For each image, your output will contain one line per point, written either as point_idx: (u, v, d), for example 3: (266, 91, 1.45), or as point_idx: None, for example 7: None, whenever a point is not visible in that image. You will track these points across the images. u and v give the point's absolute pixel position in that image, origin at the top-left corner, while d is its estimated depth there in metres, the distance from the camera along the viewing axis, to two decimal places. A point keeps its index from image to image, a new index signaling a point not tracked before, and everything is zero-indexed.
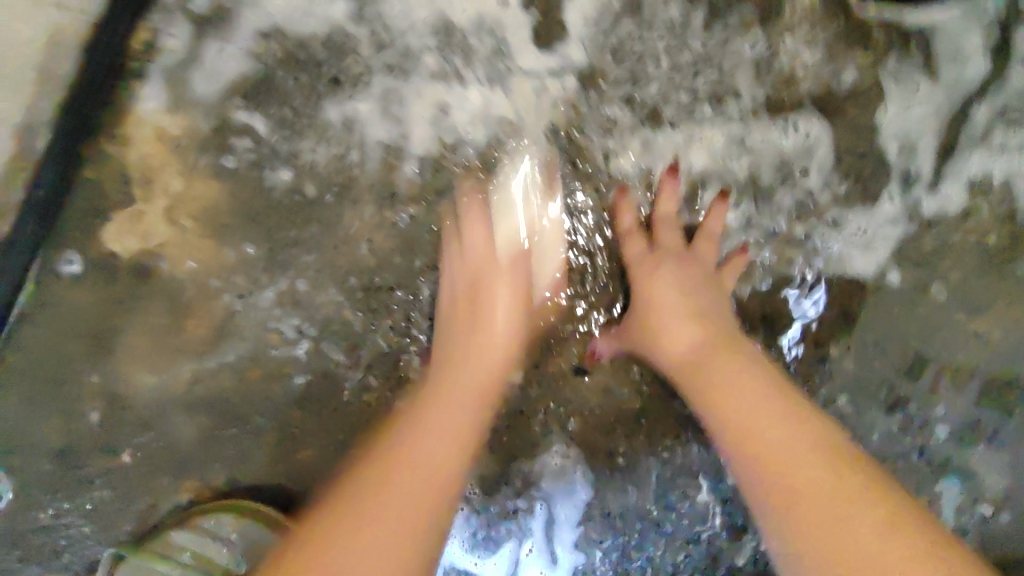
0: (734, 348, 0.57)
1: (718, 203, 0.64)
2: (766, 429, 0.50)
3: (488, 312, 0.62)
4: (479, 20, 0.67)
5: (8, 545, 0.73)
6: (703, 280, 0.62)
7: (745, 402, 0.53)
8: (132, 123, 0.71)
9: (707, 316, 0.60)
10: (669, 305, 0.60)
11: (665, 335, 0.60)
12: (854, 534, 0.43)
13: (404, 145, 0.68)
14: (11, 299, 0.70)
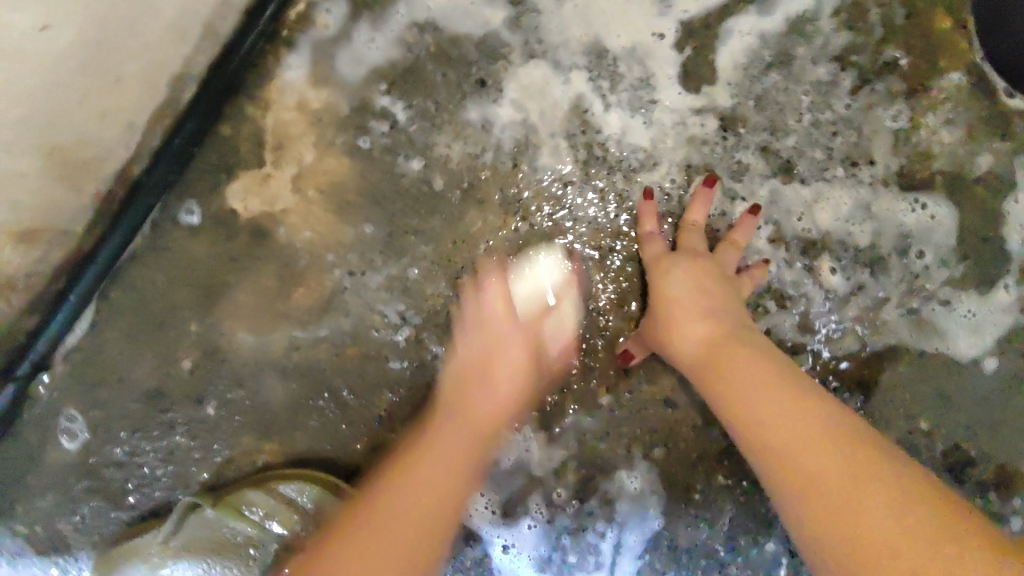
0: (745, 343, 0.58)
1: (748, 215, 0.66)
2: (773, 421, 0.52)
3: (505, 377, 0.62)
4: (631, 47, 0.69)
5: (81, 474, 0.77)
6: (717, 280, 0.64)
7: (752, 396, 0.54)
8: (275, 88, 0.74)
9: (721, 314, 0.61)
10: (685, 305, 0.62)
11: (677, 333, 0.61)
12: (858, 509, 0.44)
13: (537, 154, 0.70)
14: (130, 237, 0.74)
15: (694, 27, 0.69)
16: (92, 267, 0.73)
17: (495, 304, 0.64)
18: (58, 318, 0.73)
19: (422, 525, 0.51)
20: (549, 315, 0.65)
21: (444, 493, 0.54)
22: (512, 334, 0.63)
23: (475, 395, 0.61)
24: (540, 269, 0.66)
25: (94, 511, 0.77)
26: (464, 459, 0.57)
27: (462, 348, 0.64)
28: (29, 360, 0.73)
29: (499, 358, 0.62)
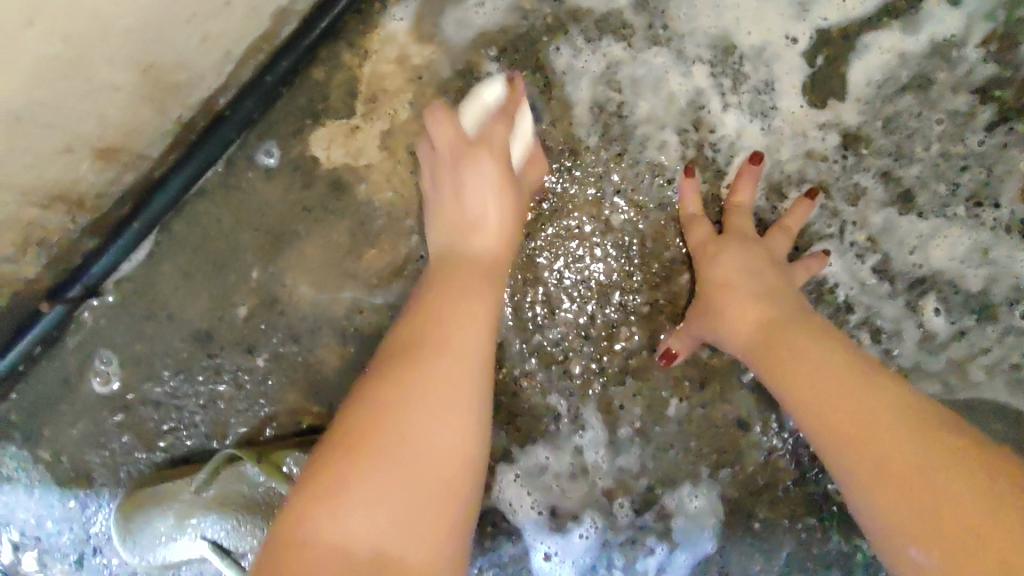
0: (805, 323, 0.54)
1: (805, 201, 0.62)
2: (835, 398, 0.48)
3: (474, 211, 0.59)
4: (760, 48, 0.66)
5: (116, 407, 0.74)
6: (770, 265, 0.60)
7: (815, 374, 0.50)
8: (378, 37, 0.70)
9: (770, 295, 0.57)
10: (735, 286, 0.58)
11: (726, 317, 0.58)
12: (932, 508, 0.41)
13: (643, 146, 0.67)
14: (201, 172, 0.70)
15: (831, 36, 0.65)
16: (160, 195, 0.69)
17: (450, 149, 0.60)
18: (116, 244, 0.70)
19: (448, 419, 0.47)
20: (504, 123, 0.60)
21: (443, 364, 0.49)
22: (485, 167, 0.59)
23: (461, 252, 0.58)
24: (487, 92, 0.61)
25: (123, 447, 0.74)
26: (463, 302, 0.53)
27: (432, 183, 0.62)
28: (80, 284, 0.70)
29: (480, 221, 0.59)
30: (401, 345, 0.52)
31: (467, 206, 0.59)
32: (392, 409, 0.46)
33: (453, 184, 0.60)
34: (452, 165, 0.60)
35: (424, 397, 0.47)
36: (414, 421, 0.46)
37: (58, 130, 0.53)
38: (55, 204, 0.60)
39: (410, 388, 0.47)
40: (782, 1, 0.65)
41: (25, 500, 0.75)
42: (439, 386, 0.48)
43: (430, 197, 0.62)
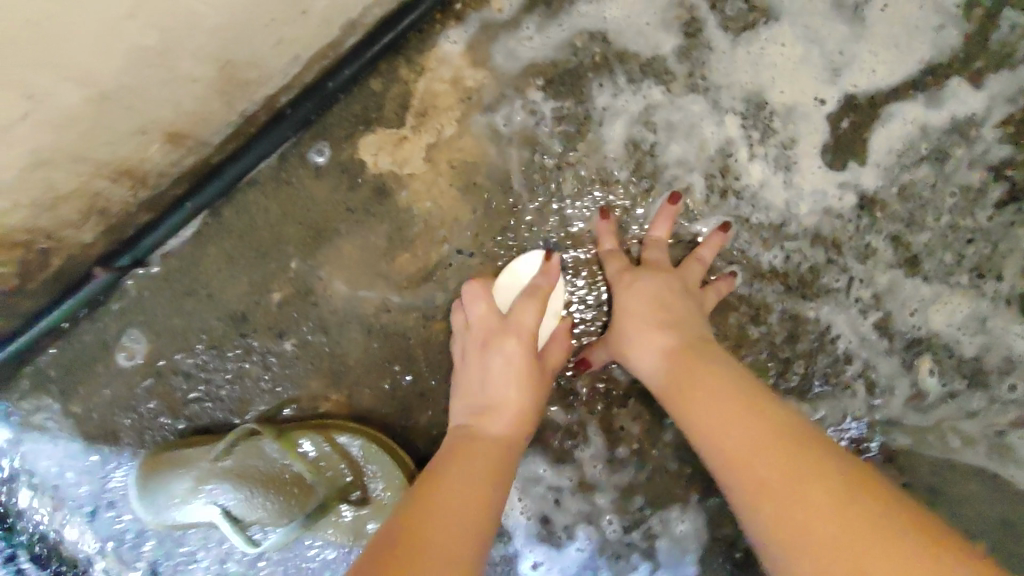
0: (702, 352, 0.60)
1: (717, 233, 0.67)
2: (724, 428, 0.53)
3: (501, 392, 0.63)
4: (791, 107, 0.70)
5: (148, 372, 0.78)
6: (678, 290, 0.65)
7: (719, 420, 0.54)
8: (434, 57, 0.75)
9: (675, 320, 0.62)
10: (640, 314, 0.64)
11: (635, 345, 0.63)
12: (803, 511, 0.45)
13: (671, 186, 0.71)
14: (255, 163, 0.75)
15: (858, 103, 0.69)
16: (214, 182, 0.74)
17: (483, 328, 0.66)
18: (166, 222, 0.74)
19: (477, 517, 0.52)
20: (534, 303, 0.66)
21: (480, 479, 0.56)
22: (513, 351, 0.64)
23: (484, 432, 0.61)
24: (520, 264, 0.71)
25: (150, 412, 0.79)
26: (492, 453, 0.59)
27: (462, 364, 0.67)
28: (131, 255, 0.75)
29: (499, 403, 0.63)
30: (448, 457, 0.58)
31: (494, 364, 0.64)
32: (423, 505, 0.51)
33: (485, 343, 0.65)
34: (491, 332, 0.65)
35: (455, 503, 0.52)
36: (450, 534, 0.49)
37: (136, 112, 0.59)
38: (122, 178, 0.66)
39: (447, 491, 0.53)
40: (816, 66, 0.70)
41: (50, 450, 0.80)
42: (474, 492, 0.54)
43: (460, 377, 0.66)
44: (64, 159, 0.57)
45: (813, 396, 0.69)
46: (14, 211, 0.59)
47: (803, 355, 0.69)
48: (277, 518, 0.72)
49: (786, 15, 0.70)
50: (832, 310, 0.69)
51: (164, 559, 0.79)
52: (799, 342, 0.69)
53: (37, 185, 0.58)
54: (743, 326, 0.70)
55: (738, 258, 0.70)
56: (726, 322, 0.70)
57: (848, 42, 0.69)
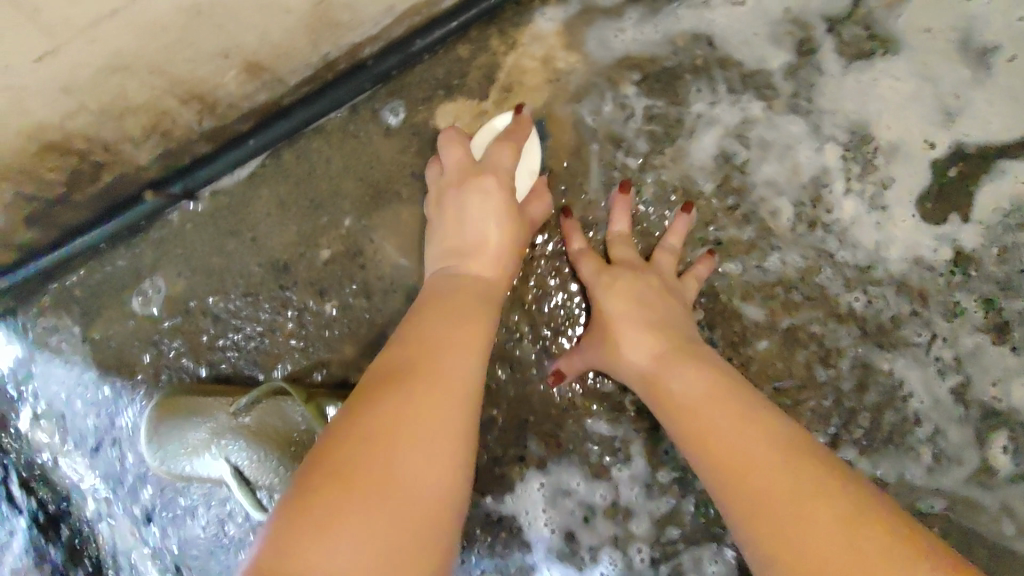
0: (695, 352, 0.57)
1: (706, 256, 0.66)
2: (725, 432, 0.50)
3: (480, 228, 0.61)
4: (898, 144, 0.66)
5: (177, 311, 0.75)
6: (661, 291, 0.62)
7: (719, 421, 0.51)
8: (528, 34, 0.71)
9: (664, 325, 0.60)
10: (626, 317, 0.60)
11: (621, 348, 0.60)
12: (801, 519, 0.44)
13: (759, 208, 0.67)
14: (326, 111, 0.71)
15: (969, 152, 0.65)
16: (282, 122, 0.71)
17: (458, 174, 0.63)
18: (226, 156, 0.71)
19: (447, 382, 0.49)
20: (509, 149, 0.64)
21: (457, 355, 0.51)
22: (490, 188, 0.62)
23: (459, 276, 0.59)
24: (499, 120, 0.68)
25: (171, 351, 0.75)
26: (468, 298, 0.56)
27: (433, 212, 0.65)
28: (183, 184, 0.72)
29: (477, 242, 0.60)
30: (418, 316, 0.55)
31: (466, 207, 0.62)
32: (394, 379, 0.48)
33: (456, 188, 0.63)
34: (466, 178, 0.63)
35: (427, 366, 0.49)
36: (419, 410, 0.46)
37: (225, 33, 0.55)
38: (192, 102, 0.63)
39: (420, 373, 0.49)
40: (930, 107, 0.66)
41: (62, 374, 0.77)
42: (441, 364, 0.50)
43: (432, 227, 0.64)
44: (142, 69, 0.54)
45: (873, 452, 0.65)
46: (79, 115, 0.56)
47: (870, 407, 0.65)
48: (288, 485, 0.69)
49: (906, 50, 0.66)
50: (908, 365, 0.65)
51: (161, 508, 0.76)
52: (867, 394, 0.65)
53: (108, 91, 0.55)
54: (807, 365, 0.66)
55: (817, 293, 0.66)
56: (791, 356, 0.66)
57: (967, 86, 0.65)
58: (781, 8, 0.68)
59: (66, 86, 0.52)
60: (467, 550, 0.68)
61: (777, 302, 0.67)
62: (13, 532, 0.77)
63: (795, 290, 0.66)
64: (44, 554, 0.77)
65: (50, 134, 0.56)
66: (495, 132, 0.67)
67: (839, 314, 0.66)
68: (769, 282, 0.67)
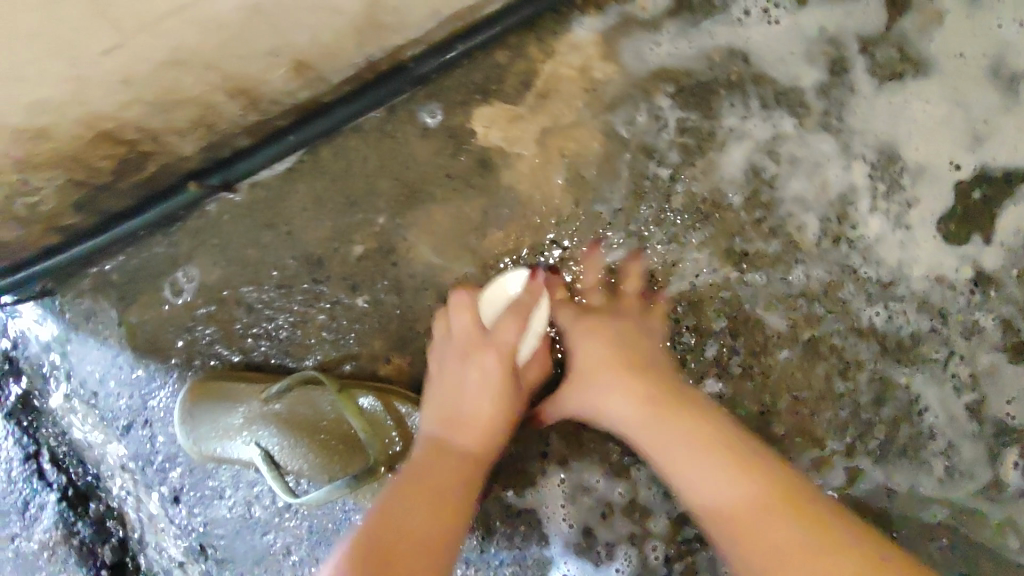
0: (675, 394, 0.61)
1: (664, 292, 0.70)
2: (708, 479, 0.55)
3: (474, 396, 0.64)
4: (926, 165, 0.67)
5: (212, 298, 0.77)
6: (635, 334, 0.66)
7: (703, 469, 0.56)
8: (567, 42, 0.72)
9: (639, 364, 0.63)
10: (601, 361, 0.64)
11: (600, 394, 0.63)
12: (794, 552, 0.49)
13: (786, 222, 0.69)
14: (365, 109, 0.72)
15: (994, 176, 0.67)
16: (322, 119, 0.72)
17: (460, 334, 0.66)
18: (266, 150, 0.72)
19: (447, 513, 0.58)
20: (516, 322, 0.65)
21: (449, 495, 0.59)
22: (487, 367, 0.64)
23: (458, 433, 0.63)
24: (509, 281, 0.67)
25: (205, 337, 0.77)
26: (475, 446, 0.63)
27: (437, 360, 0.67)
28: (221, 176, 0.73)
29: (474, 417, 0.63)
30: (423, 454, 0.62)
31: (473, 372, 0.64)
32: (405, 508, 0.57)
33: (464, 357, 0.65)
34: (472, 347, 0.65)
35: (427, 495, 0.58)
36: (420, 538, 0.55)
37: (279, 32, 0.57)
38: (239, 96, 0.64)
39: (421, 497, 0.58)
40: (958, 130, 0.67)
41: (97, 356, 0.79)
42: (442, 502, 0.58)
43: (430, 391, 0.66)
44: (198, 64, 0.56)
45: (887, 463, 0.67)
46: (134, 106, 0.58)
47: (886, 420, 0.67)
48: (316, 471, 0.72)
49: (937, 73, 0.67)
50: (925, 381, 0.67)
51: (189, 489, 0.78)
52: (884, 407, 0.67)
53: (163, 84, 0.57)
54: (827, 376, 0.68)
55: (839, 307, 0.68)
56: (811, 367, 0.68)
57: (996, 112, 0.67)
58: (817, 27, 0.69)
59: (127, 79, 0.54)
60: (487, 541, 0.71)
61: (799, 314, 0.68)
62: (43, 506, 0.80)
63: (818, 304, 0.68)
64: (73, 528, 0.80)
65: (105, 123, 0.58)
66: (506, 290, 0.67)
67: (860, 328, 0.67)
68: (793, 294, 0.68)
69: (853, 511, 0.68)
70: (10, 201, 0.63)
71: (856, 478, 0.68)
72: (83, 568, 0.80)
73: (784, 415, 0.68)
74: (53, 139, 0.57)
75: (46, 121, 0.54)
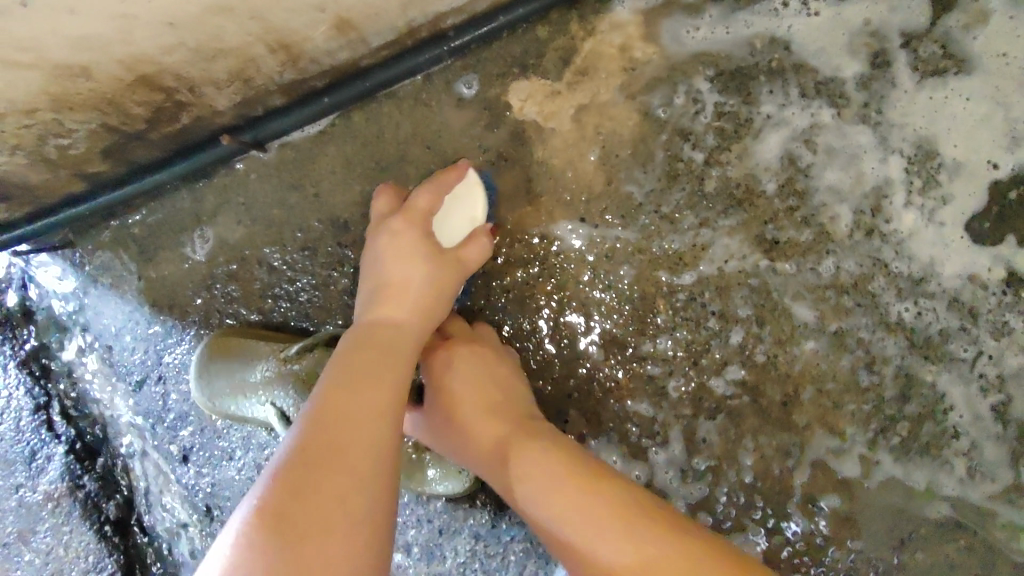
0: (536, 434, 0.59)
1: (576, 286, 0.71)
2: (574, 518, 0.52)
3: (401, 276, 0.62)
4: (963, 163, 0.67)
5: (234, 256, 0.76)
6: (499, 369, 0.65)
7: (567, 510, 0.53)
8: (610, 20, 0.72)
9: (504, 405, 0.62)
10: (467, 392, 0.63)
11: (470, 427, 0.61)
12: None
13: (819, 212, 0.68)
14: (402, 77, 0.72)
15: None
16: (358, 83, 0.71)
17: (378, 219, 0.67)
18: (299, 111, 0.72)
19: (381, 413, 0.53)
20: (429, 194, 0.65)
21: (382, 390, 0.54)
22: (400, 240, 0.63)
23: (381, 317, 0.61)
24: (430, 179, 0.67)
25: (224, 295, 0.77)
26: (399, 343, 0.59)
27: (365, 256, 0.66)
28: (254, 134, 0.73)
29: (395, 287, 0.62)
30: (347, 354, 0.57)
31: (387, 252, 0.63)
32: (328, 417, 0.51)
33: (377, 236, 0.65)
34: (385, 223, 0.65)
35: (357, 397, 0.53)
36: (350, 445, 0.50)
37: None
38: (279, 52, 0.63)
39: (345, 403, 0.52)
40: (998, 129, 0.67)
41: (113, 309, 0.78)
42: (371, 400, 0.53)
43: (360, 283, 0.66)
44: (242, 13, 0.55)
45: (906, 458, 0.67)
46: (175, 51, 0.57)
47: (908, 416, 0.66)
48: None
49: (981, 71, 0.67)
50: (951, 379, 0.66)
51: (198, 449, 0.77)
52: (908, 403, 0.66)
53: (207, 31, 0.55)
54: (852, 370, 0.67)
55: (868, 300, 0.67)
56: (837, 359, 0.67)
57: None
58: (862, 20, 0.69)
59: (172, 22, 0.52)
60: (500, 516, 0.70)
61: (827, 305, 0.68)
62: (49, 458, 0.79)
63: (847, 296, 0.68)
64: (78, 481, 0.78)
65: (145, 67, 0.57)
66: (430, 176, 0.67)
67: (888, 322, 0.67)
68: (822, 284, 0.68)
69: (869, 504, 0.67)
70: (42, 143, 0.62)
71: (875, 473, 0.67)
72: (86, 526, 0.78)
73: (807, 405, 0.68)
74: (93, 79, 0.56)
75: (88, 58, 0.52)
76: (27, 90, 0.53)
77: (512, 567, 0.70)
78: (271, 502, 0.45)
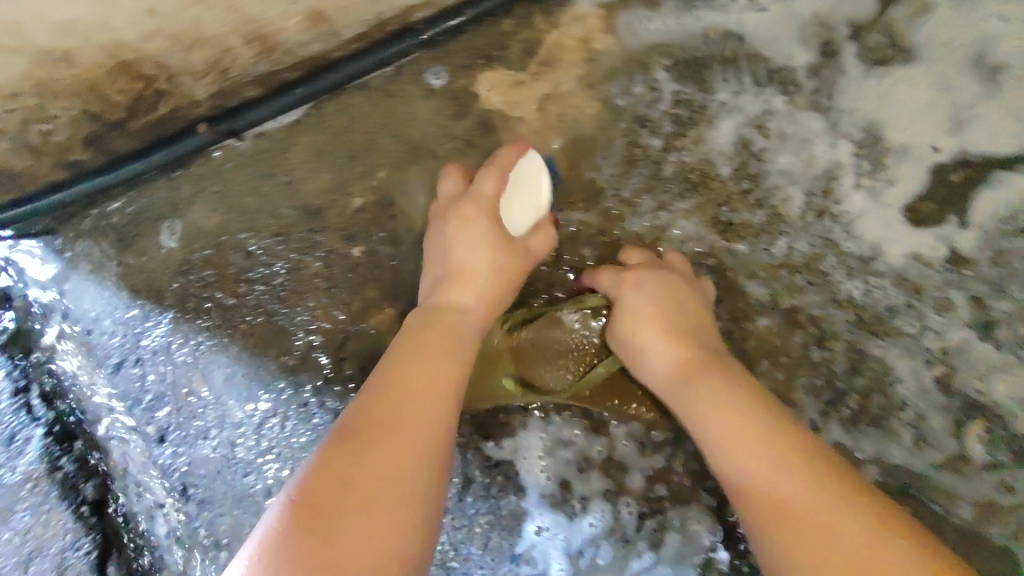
0: (715, 363, 0.62)
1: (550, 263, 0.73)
2: (746, 441, 0.56)
3: (470, 263, 0.65)
4: (908, 147, 0.70)
5: (210, 242, 0.79)
6: (687, 293, 0.66)
7: (749, 431, 0.56)
8: (572, 14, 0.75)
9: (681, 330, 0.64)
10: (641, 316, 0.65)
11: (650, 349, 0.65)
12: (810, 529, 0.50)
13: (771, 194, 0.71)
14: (372, 68, 0.75)
15: (972, 159, 0.69)
16: (328, 75, 0.74)
17: (447, 199, 0.69)
18: (270, 105, 0.75)
19: (429, 402, 0.57)
20: (496, 175, 0.67)
21: (433, 378, 0.58)
22: (471, 223, 0.66)
23: (453, 299, 0.64)
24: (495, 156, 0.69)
25: (200, 279, 0.79)
26: (460, 328, 0.63)
27: (433, 234, 0.70)
28: (227, 125, 0.75)
29: (466, 270, 0.65)
30: (404, 342, 0.62)
31: (455, 234, 0.66)
32: (380, 405, 0.56)
33: (447, 217, 0.68)
34: (458, 204, 0.68)
35: (408, 386, 0.57)
36: (398, 432, 0.54)
37: None
38: (254, 43, 0.66)
39: (399, 391, 0.57)
40: (941, 115, 0.70)
41: (93, 294, 0.81)
42: (420, 388, 0.57)
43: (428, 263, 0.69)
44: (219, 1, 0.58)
45: (856, 430, 0.69)
46: (153, 40, 0.60)
47: (857, 389, 0.69)
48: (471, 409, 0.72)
49: (922, 60, 0.70)
50: (898, 353, 0.69)
51: (174, 429, 0.79)
52: (858, 377, 0.69)
53: (185, 19, 0.59)
54: (805, 345, 0.70)
55: (819, 278, 0.70)
56: (790, 336, 0.70)
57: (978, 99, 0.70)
58: (810, 12, 0.72)
59: (153, 9, 0.56)
60: (465, 490, 0.72)
61: (780, 284, 0.70)
62: (29, 439, 0.81)
63: (798, 274, 0.70)
64: (56, 463, 0.80)
65: (126, 54, 0.60)
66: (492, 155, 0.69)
67: (838, 300, 0.70)
68: (774, 263, 0.71)
69: None
70: (25, 129, 0.65)
71: None
72: (64, 507, 0.80)
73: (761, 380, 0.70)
74: (75, 66, 0.59)
75: (71, 44, 0.56)
76: (12, 74, 0.56)
77: (477, 539, 0.72)
78: (318, 478, 0.52)
